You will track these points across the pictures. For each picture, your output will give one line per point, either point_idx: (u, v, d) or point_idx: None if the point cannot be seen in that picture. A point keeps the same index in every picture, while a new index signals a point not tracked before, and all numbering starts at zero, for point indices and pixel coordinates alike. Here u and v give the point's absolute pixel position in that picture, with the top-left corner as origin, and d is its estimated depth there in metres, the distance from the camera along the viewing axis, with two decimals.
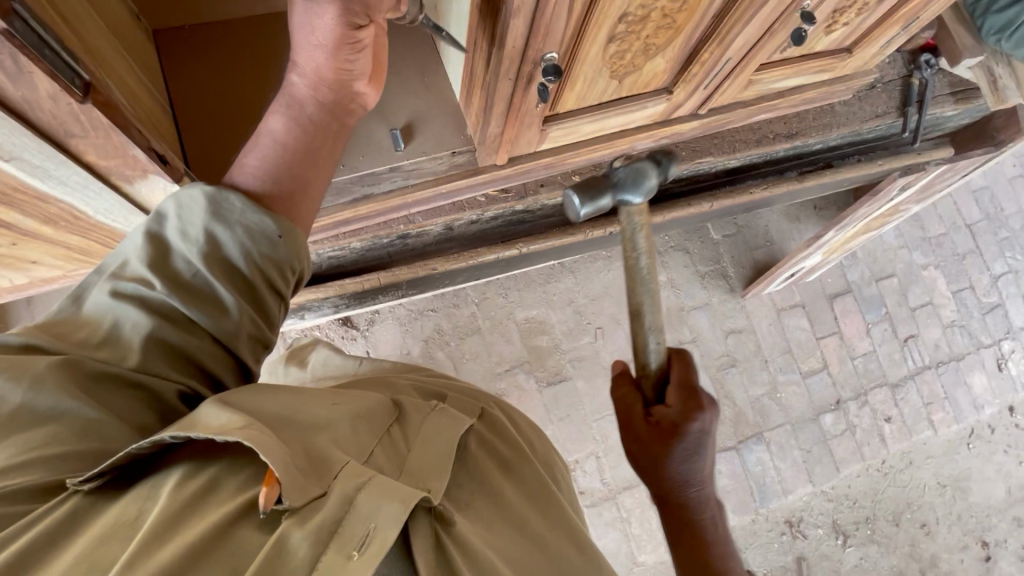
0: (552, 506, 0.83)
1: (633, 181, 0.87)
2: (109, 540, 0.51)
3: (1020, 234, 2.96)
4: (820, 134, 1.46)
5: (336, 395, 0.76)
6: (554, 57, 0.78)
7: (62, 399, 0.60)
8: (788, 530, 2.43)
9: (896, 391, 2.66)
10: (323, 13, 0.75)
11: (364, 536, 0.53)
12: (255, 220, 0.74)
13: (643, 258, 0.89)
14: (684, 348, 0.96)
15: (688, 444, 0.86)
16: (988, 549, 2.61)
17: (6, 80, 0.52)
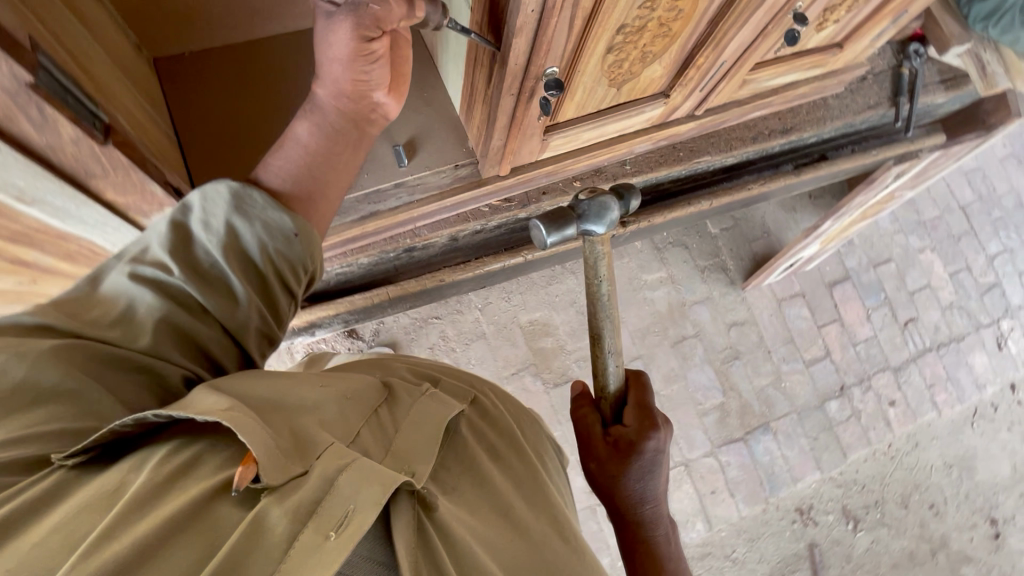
0: (538, 495, 0.83)
1: (597, 216, 0.90)
2: (90, 511, 0.50)
3: (1013, 214, 3.00)
4: (816, 128, 1.47)
5: (323, 381, 0.79)
6: (556, 71, 0.80)
7: (61, 377, 0.59)
8: (799, 518, 2.45)
9: (899, 374, 2.69)
10: (341, 30, 0.77)
11: (342, 518, 0.52)
12: (277, 218, 0.77)
13: (604, 287, 0.95)
14: (639, 369, 1.05)
15: (644, 462, 0.91)
16: (996, 526, 2.64)
17: (31, 130, 0.52)
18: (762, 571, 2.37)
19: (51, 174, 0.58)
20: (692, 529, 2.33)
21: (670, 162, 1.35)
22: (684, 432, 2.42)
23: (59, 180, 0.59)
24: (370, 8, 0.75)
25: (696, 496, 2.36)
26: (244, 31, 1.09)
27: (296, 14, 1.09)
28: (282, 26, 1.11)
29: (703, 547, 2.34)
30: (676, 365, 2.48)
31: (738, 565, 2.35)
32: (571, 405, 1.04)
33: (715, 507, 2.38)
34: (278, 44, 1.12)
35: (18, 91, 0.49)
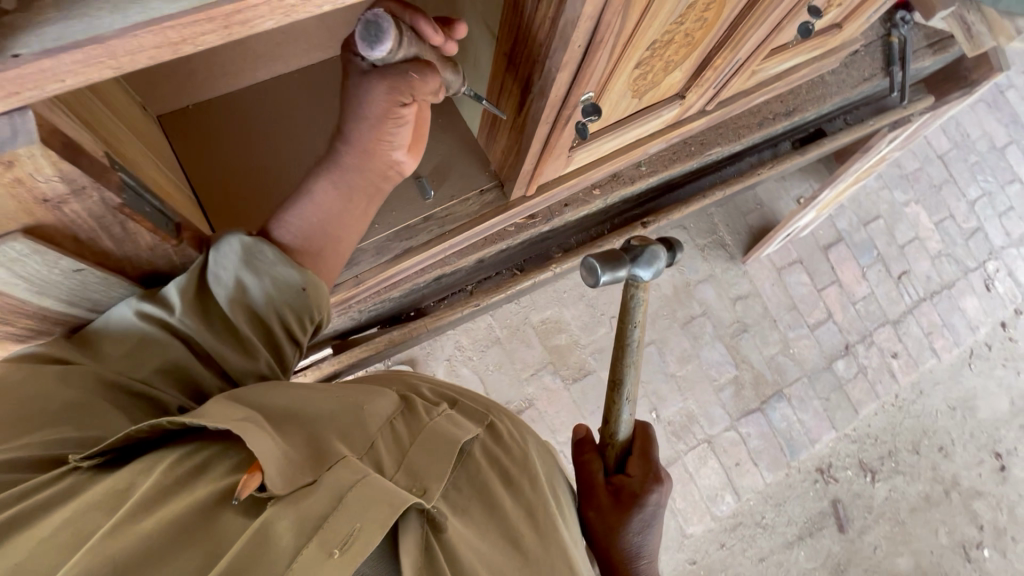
0: (549, 530, 0.76)
1: (645, 265, 0.93)
2: (97, 510, 0.52)
3: (988, 157, 3.09)
4: (816, 107, 1.49)
5: (335, 390, 0.76)
6: (592, 96, 0.80)
7: (74, 392, 0.60)
8: (821, 477, 2.54)
9: (898, 326, 2.77)
10: (380, 86, 0.73)
11: (346, 536, 0.53)
12: (288, 276, 0.72)
13: (637, 332, 1.00)
14: (646, 421, 1.09)
15: (646, 514, 0.92)
16: (1001, 459, 2.76)
17: (112, 243, 0.58)
18: (792, 532, 2.45)
19: (123, 276, 0.64)
20: (722, 502, 2.41)
21: (684, 158, 1.36)
22: (703, 409, 2.48)
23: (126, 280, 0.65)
24: (411, 77, 0.73)
25: (722, 470, 2.43)
26: (247, 76, 1.05)
27: (299, 52, 1.06)
28: (286, 66, 1.08)
29: (734, 517, 2.42)
30: (688, 345, 2.52)
31: (768, 530, 2.43)
32: (574, 447, 1.05)
33: (741, 478, 2.44)
34: (283, 84, 1.09)
35: (104, 214, 0.54)
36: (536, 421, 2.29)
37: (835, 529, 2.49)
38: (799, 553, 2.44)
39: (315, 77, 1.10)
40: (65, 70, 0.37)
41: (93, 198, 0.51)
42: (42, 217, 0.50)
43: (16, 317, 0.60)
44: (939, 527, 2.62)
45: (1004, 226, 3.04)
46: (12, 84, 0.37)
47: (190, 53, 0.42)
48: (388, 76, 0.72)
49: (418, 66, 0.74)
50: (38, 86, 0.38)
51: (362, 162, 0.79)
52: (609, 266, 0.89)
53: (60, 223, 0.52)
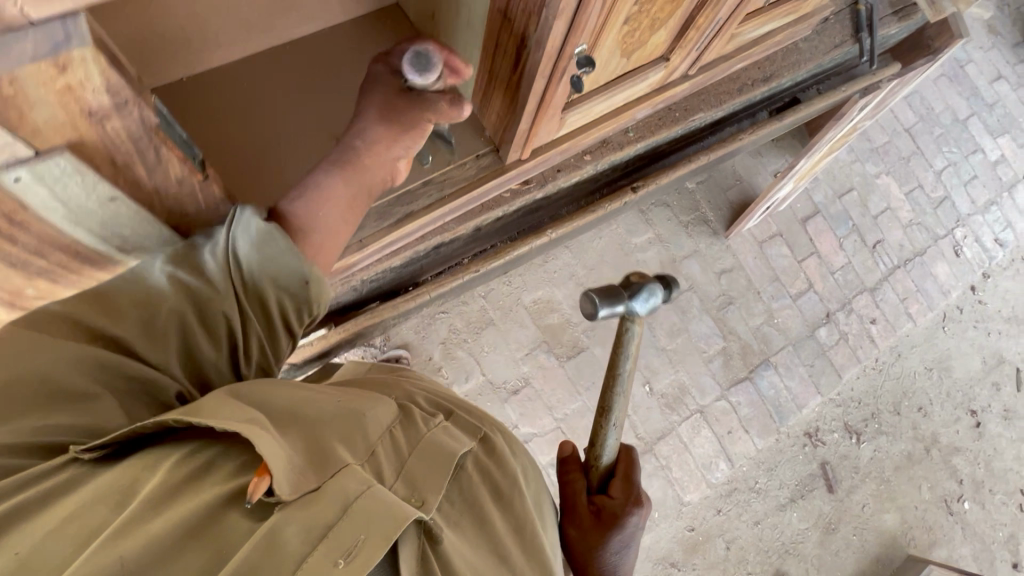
0: (534, 548, 0.77)
1: (643, 301, 0.97)
2: (102, 504, 0.53)
3: (951, 129, 3.21)
4: (791, 73, 1.55)
5: (333, 396, 0.75)
6: (585, 48, 0.85)
7: (70, 378, 0.60)
8: (809, 441, 2.62)
9: (875, 294, 2.88)
10: (410, 111, 0.88)
11: (352, 546, 0.54)
12: (295, 267, 0.72)
13: (628, 363, 1.00)
14: (631, 444, 1.10)
15: (624, 535, 0.94)
16: (976, 416, 2.88)
17: (145, 172, 0.61)
18: (784, 495, 2.53)
19: (153, 216, 0.65)
20: (717, 469, 2.47)
21: (669, 124, 1.41)
22: (694, 380, 2.54)
23: (156, 223, 0.66)
24: (440, 108, 0.89)
25: (716, 439, 2.49)
26: (240, 48, 1.06)
27: (292, 22, 1.08)
28: (278, 38, 1.09)
29: (728, 484, 2.49)
30: (676, 319, 2.59)
31: (762, 494, 2.51)
32: (561, 466, 1.08)
33: (733, 445, 2.52)
34: (276, 56, 1.10)
35: (142, 136, 0.57)
36: (533, 399, 2.33)
37: (825, 490, 2.58)
38: (792, 514, 2.52)
39: (309, 49, 1.12)
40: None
41: (134, 115, 0.54)
42: (85, 133, 0.52)
43: (50, 253, 0.63)
44: (922, 483, 2.72)
45: (968, 194, 3.17)
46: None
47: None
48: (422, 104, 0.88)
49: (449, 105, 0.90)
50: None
51: (374, 162, 0.86)
52: (606, 303, 0.93)
53: (100, 141, 0.54)
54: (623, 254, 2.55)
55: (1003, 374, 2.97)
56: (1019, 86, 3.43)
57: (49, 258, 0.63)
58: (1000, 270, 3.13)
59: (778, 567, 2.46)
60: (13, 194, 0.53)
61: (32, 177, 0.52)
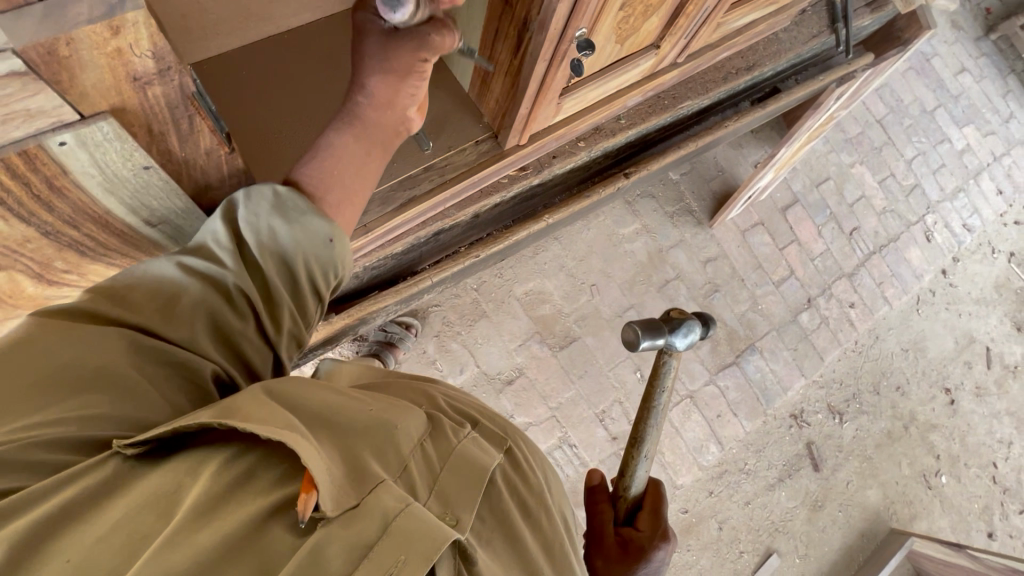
0: (563, 565, 0.76)
1: (687, 337, 1.05)
2: (148, 512, 0.52)
3: (920, 120, 3.34)
4: (771, 63, 1.61)
5: (364, 403, 0.73)
6: (585, 32, 0.89)
7: (109, 359, 0.61)
8: (794, 422, 2.70)
9: (853, 279, 2.98)
10: (403, 48, 0.83)
11: (390, 568, 0.52)
12: (314, 225, 0.74)
13: (663, 395, 1.05)
14: (658, 480, 1.09)
15: (651, 568, 0.92)
16: (951, 394, 3.00)
17: (177, 143, 0.65)
18: (773, 475, 2.61)
19: (180, 187, 0.70)
20: (708, 452, 2.54)
21: (658, 111, 1.45)
22: (684, 366, 2.60)
23: (183, 194, 0.71)
24: (431, 39, 0.84)
25: (706, 422, 2.56)
26: (237, 38, 1.08)
27: (290, 11, 1.11)
28: (276, 27, 1.12)
29: (719, 466, 2.56)
30: (665, 307, 2.64)
31: (751, 475, 2.59)
32: (588, 493, 1.06)
33: (723, 429, 2.58)
34: (274, 45, 1.13)
35: (179, 104, 0.60)
36: (528, 389, 2.36)
37: (811, 469, 2.67)
38: (781, 494, 2.60)
39: (314, 36, 1.15)
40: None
41: (175, 81, 0.57)
42: (128, 98, 0.56)
43: (82, 221, 0.66)
44: (902, 459, 2.83)
45: (937, 182, 3.30)
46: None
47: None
48: (413, 37, 0.83)
49: (438, 28, 0.84)
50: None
51: (384, 112, 0.86)
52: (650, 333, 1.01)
53: (141, 109, 0.58)
54: (611, 244, 2.60)
55: (974, 353, 3.10)
56: (981, 77, 3.58)
57: (81, 228, 0.67)
58: (969, 253, 3.26)
59: (769, 545, 2.53)
60: (57, 159, 0.56)
61: (76, 142, 0.56)
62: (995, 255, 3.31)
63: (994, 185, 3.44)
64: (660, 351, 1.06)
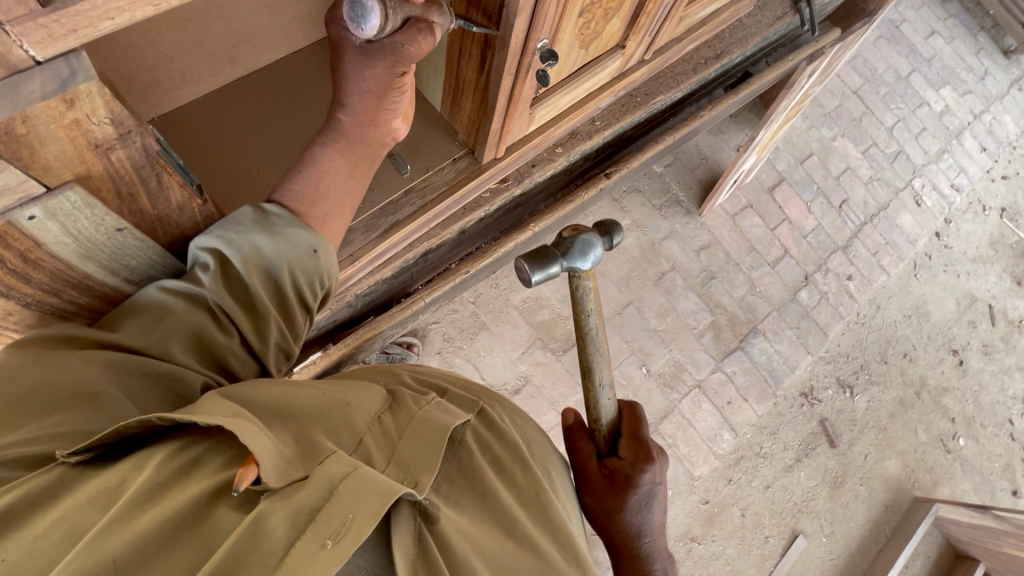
0: (544, 510, 0.79)
1: (581, 254, 0.92)
2: (94, 506, 0.54)
3: (896, 86, 3.35)
4: (739, 48, 1.62)
5: (318, 389, 0.76)
6: (546, 42, 0.91)
7: (80, 378, 0.63)
8: (805, 400, 2.69)
9: (848, 251, 2.97)
10: (376, 64, 0.81)
11: (339, 526, 0.54)
12: (300, 238, 0.76)
13: (593, 318, 0.97)
14: (633, 401, 1.06)
15: (641, 494, 0.92)
16: (959, 355, 2.98)
17: (149, 199, 0.67)
18: (790, 456, 2.60)
19: (156, 241, 0.72)
20: (722, 440, 2.54)
21: (633, 109, 1.46)
22: (688, 356, 2.60)
23: (162, 248, 0.73)
24: (406, 50, 0.79)
25: (717, 411, 2.56)
26: (207, 83, 1.10)
27: (255, 51, 1.12)
28: (243, 68, 1.13)
29: (735, 453, 2.56)
30: (663, 300, 2.64)
31: (768, 458, 2.58)
32: (565, 436, 1.04)
33: (735, 415, 2.58)
34: (245, 86, 1.14)
35: (144, 163, 0.62)
36: (535, 396, 2.35)
37: (827, 446, 2.65)
38: (800, 474, 2.58)
39: (279, 73, 1.16)
40: (114, 6, 0.46)
41: (137, 143, 0.59)
42: (92, 165, 0.58)
43: (67, 289, 0.67)
44: (918, 426, 2.81)
45: (921, 146, 3.30)
46: (70, 21, 0.45)
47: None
48: (386, 51, 0.80)
49: (413, 35, 0.79)
50: (91, 23, 0.46)
51: (368, 128, 0.87)
52: (537, 268, 0.89)
53: (106, 173, 0.60)
54: None
55: (978, 312, 3.09)
56: (951, 39, 3.61)
57: (64, 295, 0.67)
58: (960, 214, 3.26)
59: (794, 527, 2.52)
60: (29, 232, 0.58)
61: (45, 214, 0.57)
62: (986, 212, 3.31)
63: (978, 143, 3.44)
64: (568, 274, 0.96)
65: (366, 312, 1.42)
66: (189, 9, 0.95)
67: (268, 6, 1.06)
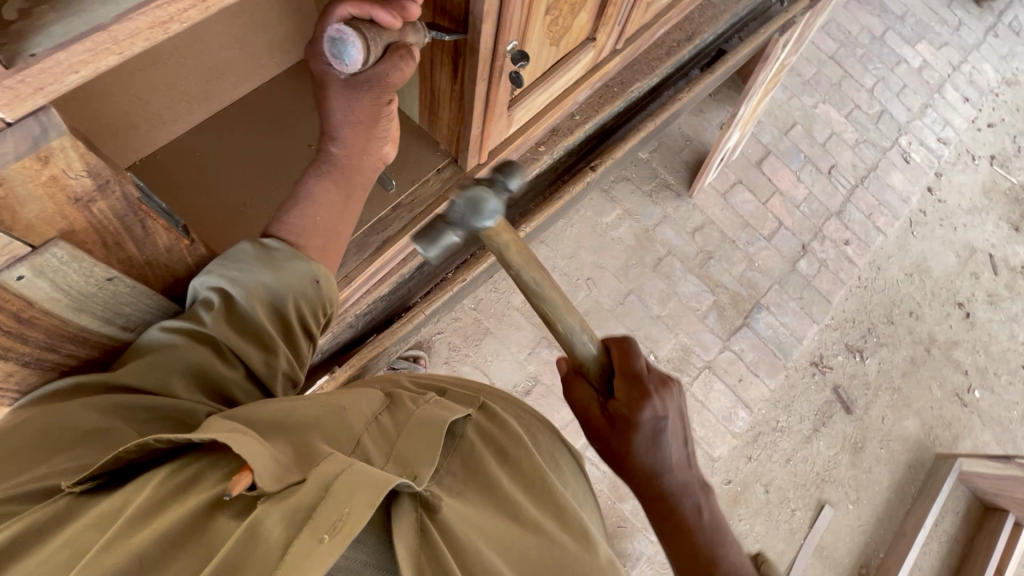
0: (551, 500, 0.77)
1: (467, 212, 0.70)
2: (96, 526, 0.54)
3: (872, 47, 3.36)
4: (711, 27, 1.62)
5: (314, 398, 0.77)
6: (516, 44, 0.91)
7: (82, 420, 0.63)
8: (816, 369, 2.69)
9: (842, 216, 2.97)
10: (363, 96, 0.83)
11: (336, 521, 0.53)
12: (303, 270, 0.78)
13: (524, 266, 0.77)
14: (626, 334, 0.87)
15: (644, 435, 0.79)
16: (964, 307, 2.97)
17: (136, 245, 0.67)
18: (807, 427, 2.59)
19: (150, 286, 0.73)
20: (738, 418, 2.54)
21: (611, 99, 1.46)
22: (695, 338, 2.60)
23: (156, 292, 0.73)
24: (388, 79, 0.80)
25: (730, 390, 2.56)
26: (185, 121, 1.10)
27: (230, 85, 1.13)
28: (219, 103, 1.14)
29: (752, 430, 2.55)
30: (664, 286, 2.64)
31: (786, 431, 2.57)
32: (563, 385, 0.89)
33: (747, 391, 2.58)
34: (223, 120, 1.14)
35: (127, 212, 0.63)
36: (547, 396, 2.34)
37: (844, 412, 2.65)
38: (819, 444, 2.58)
39: (255, 105, 1.17)
40: (77, 59, 0.46)
41: (117, 192, 0.60)
42: (74, 219, 0.59)
43: (62, 342, 0.66)
44: (931, 382, 2.80)
45: (903, 103, 3.29)
46: (34, 79, 0.45)
47: (175, 31, 0.51)
48: (372, 83, 0.81)
49: (392, 63, 0.79)
50: (56, 78, 0.46)
51: (356, 156, 0.88)
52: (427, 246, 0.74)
53: (89, 225, 0.61)
54: (597, 235, 2.63)
55: (979, 263, 3.08)
56: None
57: (62, 350, 0.67)
58: (950, 166, 3.26)
59: (819, 498, 2.51)
60: (19, 292, 0.58)
61: (33, 272, 0.57)
62: (976, 162, 3.31)
63: (960, 94, 3.43)
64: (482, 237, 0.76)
65: (368, 331, 1.43)
66: (158, 52, 0.95)
67: (237, 38, 1.07)
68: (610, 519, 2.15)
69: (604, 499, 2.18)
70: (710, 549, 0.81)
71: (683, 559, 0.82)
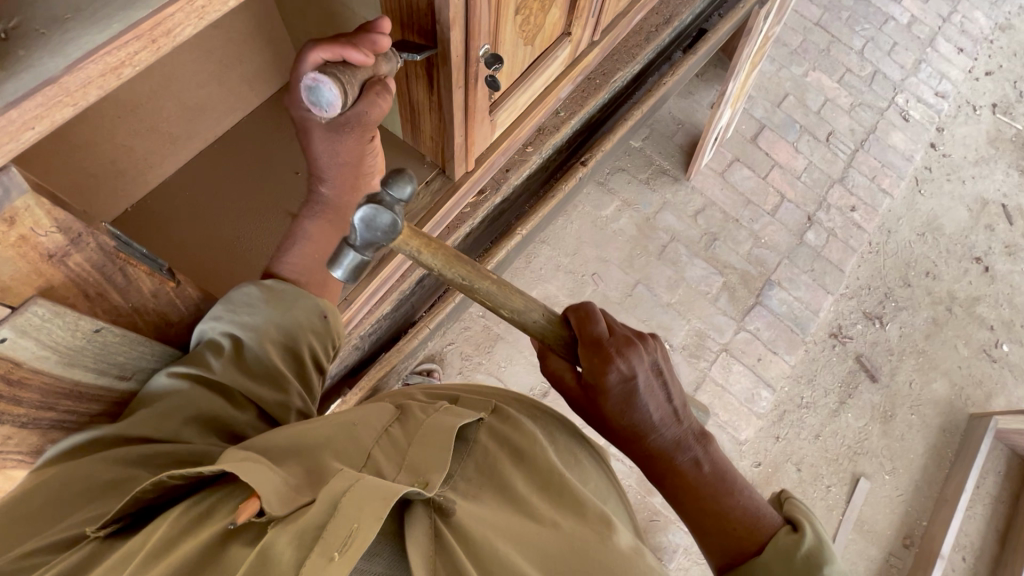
0: (574, 501, 0.74)
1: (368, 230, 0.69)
2: (114, 567, 0.54)
3: (857, 8, 3.30)
4: (687, 8, 1.60)
5: (322, 417, 0.76)
6: (487, 47, 0.90)
7: (98, 470, 0.64)
8: (836, 341, 2.64)
9: (845, 182, 2.91)
10: (346, 139, 0.84)
11: (345, 538, 0.52)
12: (310, 306, 0.81)
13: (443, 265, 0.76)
14: (586, 301, 0.82)
15: (616, 397, 0.76)
16: (983, 262, 2.90)
17: (120, 294, 0.67)
18: (833, 401, 2.54)
19: (142, 333, 0.73)
20: (761, 398, 2.50)
21: (594, 92, 1.45)
22: (709, 323, 2.56)
23: (149, 340, 0.74)
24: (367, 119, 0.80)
25: (750, 370, 2.52)
26: (168, 164, 1.10)
27: (210, 122, 1.14)
28: (202, 141, 1.14)
29: (777, 409, 2.51)
30: (671, 272, 2.60)
31: (812, 407, 2.52)
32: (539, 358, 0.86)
33: (767, 370, 2.54)
34: (207, 158, 1.15)
35: (105, 262, 0.63)
36: None
37: (869, 381, 2.59)
38: (847, 416, 2.53)
39: (238, 138, 1.18)
40: (30, 115, 0.45)
41: (91, 244, 0.61)
42: (52, 276, 0.59)
43: (59, 399, 0.66)
44: (957, 342, 2.73)
45: (896, 61, 3.23)
46: None
47: (129, 74, 0.51)
48: (353, 124, 0.81)
49: (371, 103, 0.79)
50: (12, 137, 0.46)
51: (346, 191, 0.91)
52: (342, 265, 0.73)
53: (69, 279, 0.61)
54: (598, 229, 2.60)
55: (993, 215, 3.00)
56: None
57: (60, 408, 0.67)
58: (951, 119, 3.19)
59: (853, 471, 2.46)
60: (5, 354, 0.58)
61: (17, 333, 0.57)
62: (978, 112, 3.23)
63: (953, 45, 3.36)
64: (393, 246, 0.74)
65: (377, 350, 1.42)
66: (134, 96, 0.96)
67: (214, 74, 1.08)
68: (642, 514, 2.13)
69: (634, 494, 2.15)
70: (716, 499, 0.77)
71: (691, 515, 0.78)
